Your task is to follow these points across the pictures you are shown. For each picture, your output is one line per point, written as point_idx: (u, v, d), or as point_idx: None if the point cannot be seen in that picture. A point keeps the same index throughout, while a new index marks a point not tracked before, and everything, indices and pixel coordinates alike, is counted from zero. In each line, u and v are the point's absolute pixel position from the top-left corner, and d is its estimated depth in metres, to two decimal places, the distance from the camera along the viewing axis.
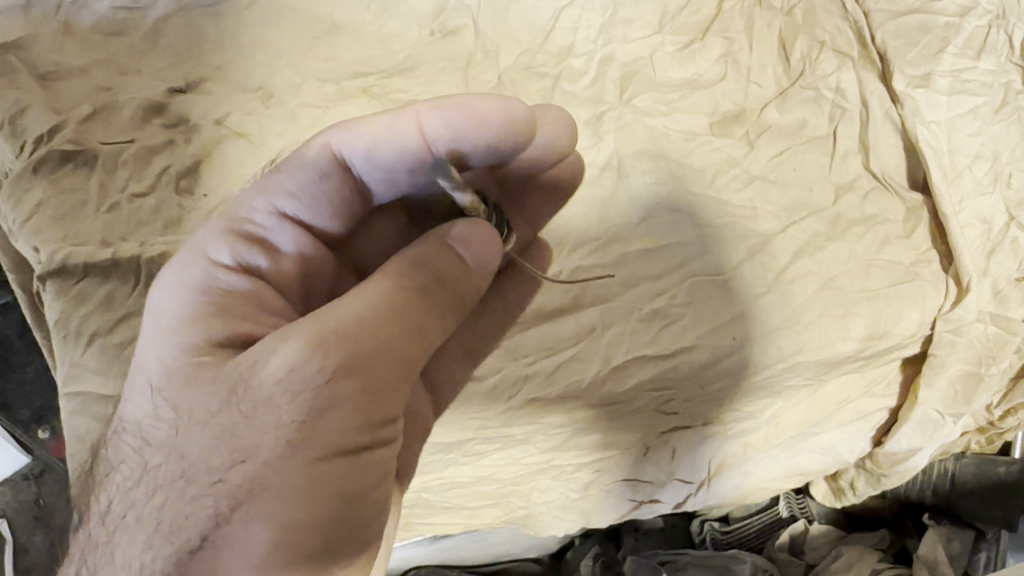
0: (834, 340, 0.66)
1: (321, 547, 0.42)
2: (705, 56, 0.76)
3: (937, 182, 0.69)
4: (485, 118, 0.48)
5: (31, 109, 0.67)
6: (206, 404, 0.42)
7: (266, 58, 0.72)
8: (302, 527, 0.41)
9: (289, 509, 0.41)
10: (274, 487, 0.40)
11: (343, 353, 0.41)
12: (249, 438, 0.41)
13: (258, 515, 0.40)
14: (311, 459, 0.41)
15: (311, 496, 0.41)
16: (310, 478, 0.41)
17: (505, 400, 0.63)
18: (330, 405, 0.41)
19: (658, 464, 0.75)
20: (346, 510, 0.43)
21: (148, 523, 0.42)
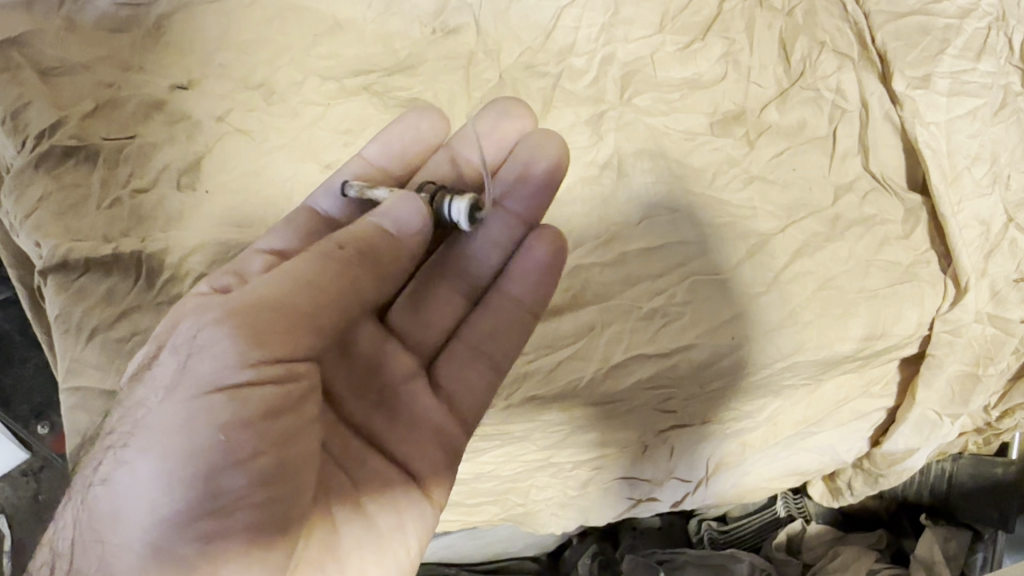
0: (833, 340, 0.66)
1: (199, 479, 0.43)
2: (705, 56, 0.76)
3: (936, 184, 0.69)
4: (403, 124, 0.63)
5: (34, 105, 0.67)
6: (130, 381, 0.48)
7: (268, 55, 0.73)
8: (176, 456, 0.43)
9: (167, 440, 0.44)
10: (155, 423, 0.44)
11: (242, 313, 0.45)
12: (145, 390, 0.46)
13: (140, 448, 0.44)
14: (189, 395, 0.44)
15: (187, 427, 0.44)
16: (186, 411, 0.44)
17: (504, 397, 0.63)
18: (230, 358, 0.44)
19: (656, 463, 0.75)
20: (234, 451, 0.44)
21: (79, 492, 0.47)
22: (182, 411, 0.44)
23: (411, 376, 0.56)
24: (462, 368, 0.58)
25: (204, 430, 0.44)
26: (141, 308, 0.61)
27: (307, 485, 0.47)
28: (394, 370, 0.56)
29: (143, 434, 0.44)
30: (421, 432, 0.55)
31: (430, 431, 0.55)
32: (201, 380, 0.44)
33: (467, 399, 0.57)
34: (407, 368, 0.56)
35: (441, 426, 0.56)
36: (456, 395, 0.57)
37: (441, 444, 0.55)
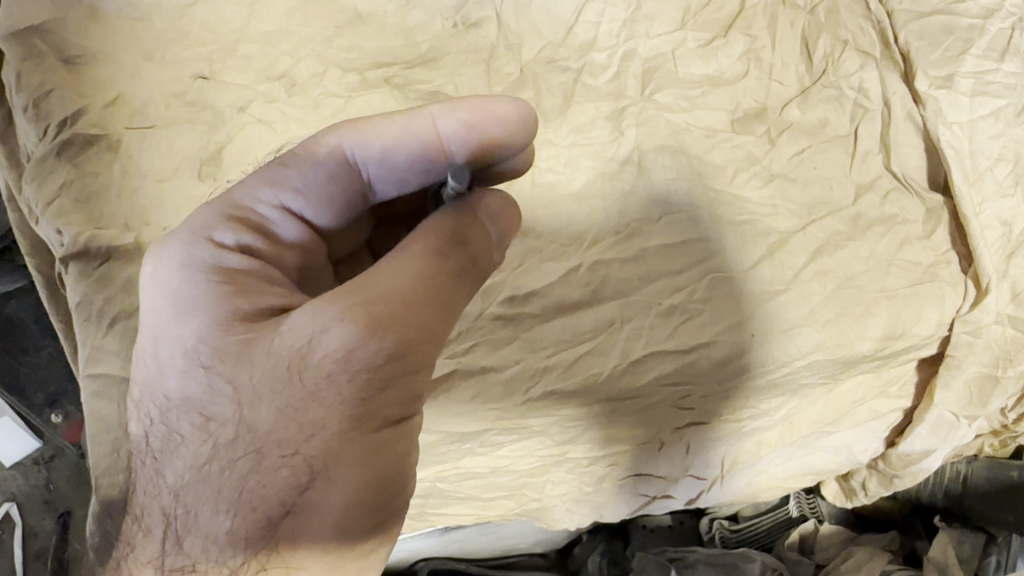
0: (851, 340, 0.66)
1: (376, 499, 0.48)
2: (726, 53, 0.76)
3: (959, 184, 0.68)
4: (496, 115, 0.49)
5: (57, 93, 0.67)
6: (264, 381, 0.45)
7: (290, 46, 0.73)
8: (366, 486, 0.47)
9: (358, 473, 0.46)
10: (343, 456, 0.46)
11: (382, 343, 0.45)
12: (319, 414, 0.45)
13: (331, 480, 0.46)
14: (370, 429, 0.46)
15: (376, 459, 0.47)
16: (370, 446, 0.47)
17: (523, 392, 0.63)
18: (370, 388, 0.45)
19: (672, 459, 0.75)
20: (399, 471, 0.49)
21: (229, 491, 0.47)
22: (323, 435, 0.45)
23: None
24: None
25: (346, 454, 0.46)
26: None
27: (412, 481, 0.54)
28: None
29: (280, 452, 0.45)
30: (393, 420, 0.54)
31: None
32: (340, 403, 0.45)
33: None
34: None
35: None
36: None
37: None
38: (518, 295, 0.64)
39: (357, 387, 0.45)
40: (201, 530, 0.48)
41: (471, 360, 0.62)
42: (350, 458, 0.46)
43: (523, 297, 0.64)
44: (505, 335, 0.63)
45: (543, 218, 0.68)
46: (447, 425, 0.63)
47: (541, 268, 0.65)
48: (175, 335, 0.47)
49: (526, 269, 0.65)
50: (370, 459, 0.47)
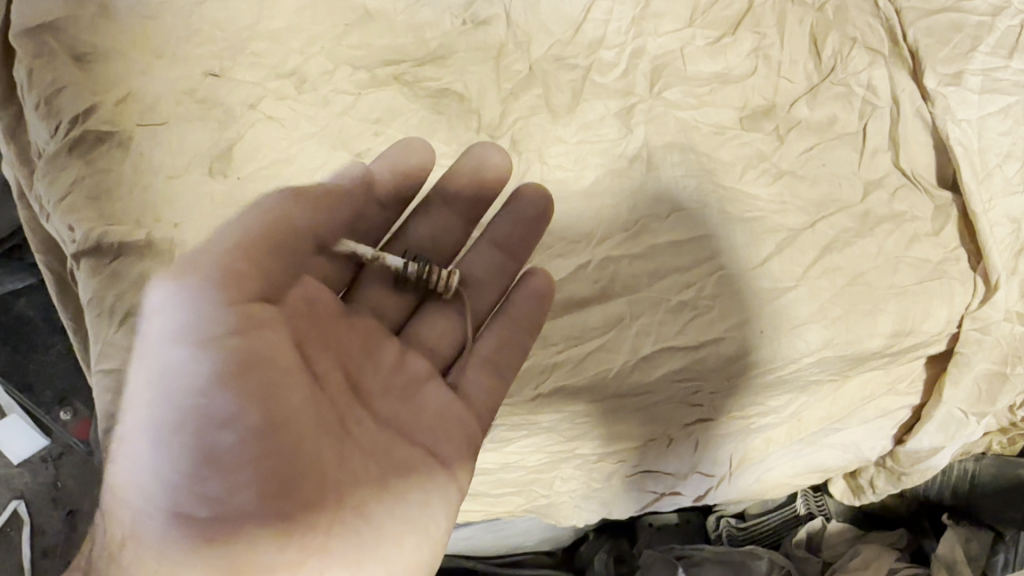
0: (861, 337, 0.66)
1: (276, 437, 0.48)
2: (735, 51, 0.76)
3: (969, 180, 0.68)
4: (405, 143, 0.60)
5: (68, 90, 0.67)
6: (162, 354, 0.48)
7: (300, 44, 0.73)
8: (261, 416, 0.48)
9: (255, 405, 0.48)
10: (237, 385, 0.48)
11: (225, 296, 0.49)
12: (203, 354, 0.48)
13: (225, 416, 0.48)
14: (249, 358, 0.49)
15: (266, 389, 0.49)
16: (256, 371, 0.49)
17: (533, 388, 0.63)
18: (237, 332, 0.49)
19: (680, 457, 0.75)
20: (288, 407, 0.50)
21: (144, 465, 0.47)
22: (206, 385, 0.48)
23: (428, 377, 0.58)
24: (474, 375, 0.59)
25: (229, 396, 0.48)
26: None
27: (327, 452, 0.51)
28: (412, 369, 0.58)
29: (169, 412, 0.48)
30: (432, 425, 0.56)
31: (445, 423, 0.56)
32: (213, 351, 0.48)
33: (482, 395, 0.58)
34: (423, 366, 0.58)
35: (461, 415, 0.57)
36: (470, 389, 0.59)
37: (462, 432, 0.57)
38: None
39: (202, 336, 0.48)
40: (123, 522, 0.47)
41: None
42: (235, 398, 0.48)
43: None
44: None
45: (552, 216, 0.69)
46: None
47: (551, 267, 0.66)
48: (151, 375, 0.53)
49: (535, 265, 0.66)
50: (257, 403, 0.48)
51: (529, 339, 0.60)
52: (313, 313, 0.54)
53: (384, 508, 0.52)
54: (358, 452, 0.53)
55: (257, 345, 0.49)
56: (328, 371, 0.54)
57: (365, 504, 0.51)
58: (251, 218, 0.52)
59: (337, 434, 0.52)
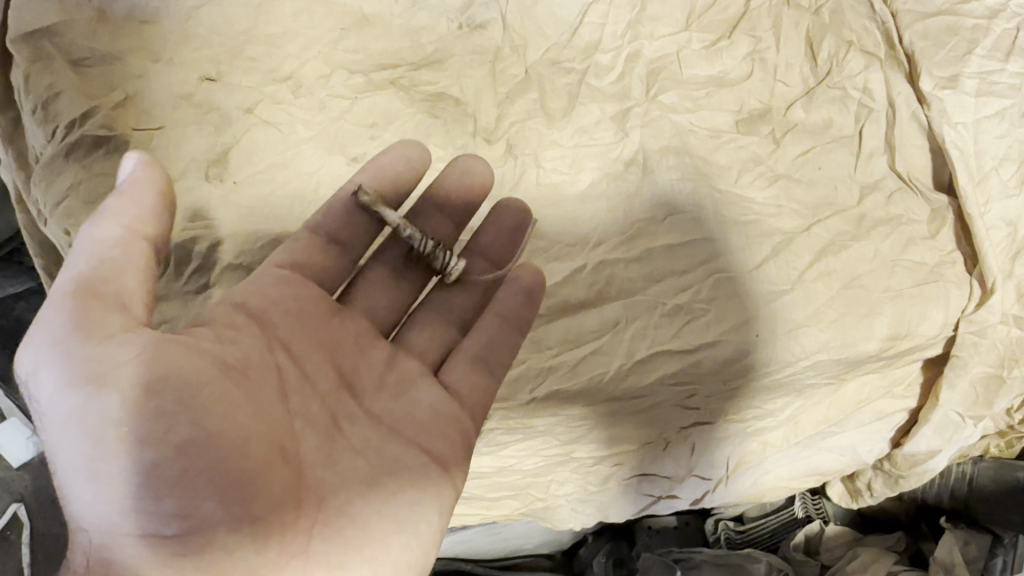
0: (857, 340, 0.66)
1: (214, 452, 0.45)
2: (731, 54, 0.77)
3: (964, 184, 0.69)
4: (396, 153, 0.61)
5: (65, 94, 0.67)
6: (58, 386, 0.44)
7: (296, 48, 0.74)
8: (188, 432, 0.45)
9: (174, 424, 0.45)
10: (145, 408, 0.44)
11: (100, 328, 0.45)
12: (97, 380, 0.44)
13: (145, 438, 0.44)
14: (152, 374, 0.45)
15: (184, 407, 0.45)
16: (166, 389, 0.45)
17: (528, 393, 0.63)
18: (133, 357, 0.45)
19: (676, 459, 0.75)
20: (214, 420, 0.46)
21: (86, 498, 0.45)
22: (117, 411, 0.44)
23: (420, 376, 0.58)
24: (464, 372, 0.58)
25: (136, 423, 0.44)
26: (169, 299, 0.62)
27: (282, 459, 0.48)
28: (404, 367, 0.58)
29: (83, 448, 0.44)
30: (417, 420, 0.55)
31: (440, 423, 0.56)
32: (108, 379, 0.44)
33: (472, 394, 0.58)
34: (414, 366, 0.58)
35: (456, 415, 0.57)
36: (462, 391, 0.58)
37: (455, 430, 0.56)
38: None
39: (93, 370, 0.44)
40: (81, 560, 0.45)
41: None
42: (152, 421, 0.44)
43: None
44: None
45: (548, 219, 0.69)
46: None
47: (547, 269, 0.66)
48: None
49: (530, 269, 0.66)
50: (192, 416, 0.46)
51: (518, 335, 0.59)
52: (298, 315, 0.55)
53: (371, 509, 0.51)
54: (346, 451, 0.52)
55: (183, 357, 0.47)
56: (317, 371, 0.54)
57: (348, 506, 0.50)
58: (98, 244, 0.47)
59: (324, 433, 0.52)
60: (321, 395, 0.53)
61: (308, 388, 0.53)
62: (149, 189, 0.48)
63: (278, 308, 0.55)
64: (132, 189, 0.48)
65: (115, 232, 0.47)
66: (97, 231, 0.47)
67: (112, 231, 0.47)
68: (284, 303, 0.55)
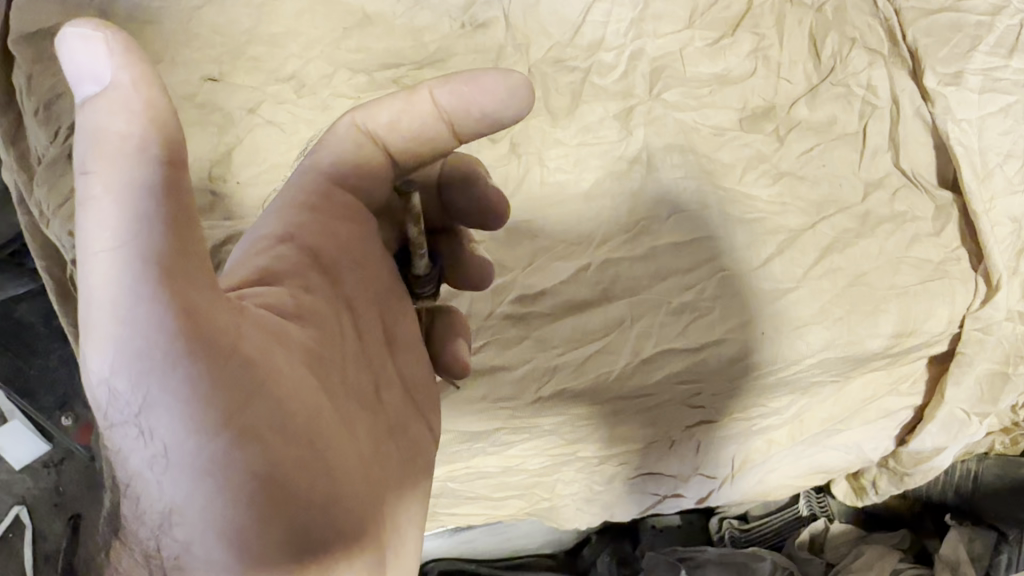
0: (863, 338, 0.66)
1: (329, 480, 0.40)
2: (734, 52, 0.76)
3: (969, 180, 0.68)
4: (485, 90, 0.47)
5: (67, 95, 0.67)
6: (172, 406, 0.35)
7: (298, 48, 0.73)
8: (306, 462, 0.39)
9: (296, 453, 0.38)
10: (265, 436, 0.37)
11: (208, 329, 0.35)
12: (212, 403, 0.35)
13: (273, 470, 0.37)
14: (267, 389, 0.37)
15: (299, 430, 0.39)
16: (286, 409, 0.38)
17: (533, 392, 0.63)
18: (251, 366, 0.37)
19: (682, 458, 0.75)
20: (321, 443, 0.40)
21: (194, 536, 0.36)
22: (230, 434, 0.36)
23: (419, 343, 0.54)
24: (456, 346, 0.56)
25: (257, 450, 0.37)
26: None
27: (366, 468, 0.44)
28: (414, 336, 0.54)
29: (193, 481, 0.36)
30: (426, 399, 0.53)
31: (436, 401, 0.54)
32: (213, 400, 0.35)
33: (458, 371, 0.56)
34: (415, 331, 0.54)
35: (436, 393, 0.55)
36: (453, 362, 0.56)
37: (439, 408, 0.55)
38: (529, 294, 0.64)
39: (205, 388, 0.35)
40: None
41: (481, 359, 0.63)
42: (273, 447, 0.37)
43: (534, 296, 0.64)
44: (515, 334, 0.63)
45: (553, 217, 0.69)
46: (456, 424, 0.63)
47: (552, 268, 0.66)
48: (87, 369, 0.35)
49: (535, 268, 0.66)
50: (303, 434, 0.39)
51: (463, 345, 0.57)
52: (350, 264, 0.49)
53: (410, 515, 0.49)
54: (391, 442, 0.48)
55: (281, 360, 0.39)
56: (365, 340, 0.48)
57: (400, 515, 0.47)
58: (131, 194, 0.33)
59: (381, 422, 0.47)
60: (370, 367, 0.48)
61: (363, 363, 0.47)
62: (133, 86, 0.33)
63: (330, 250, 0.48)
64: (144, 112, 0.33)
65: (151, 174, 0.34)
66: (119, 183, 0.33)
67: (138, 172, 0.33)
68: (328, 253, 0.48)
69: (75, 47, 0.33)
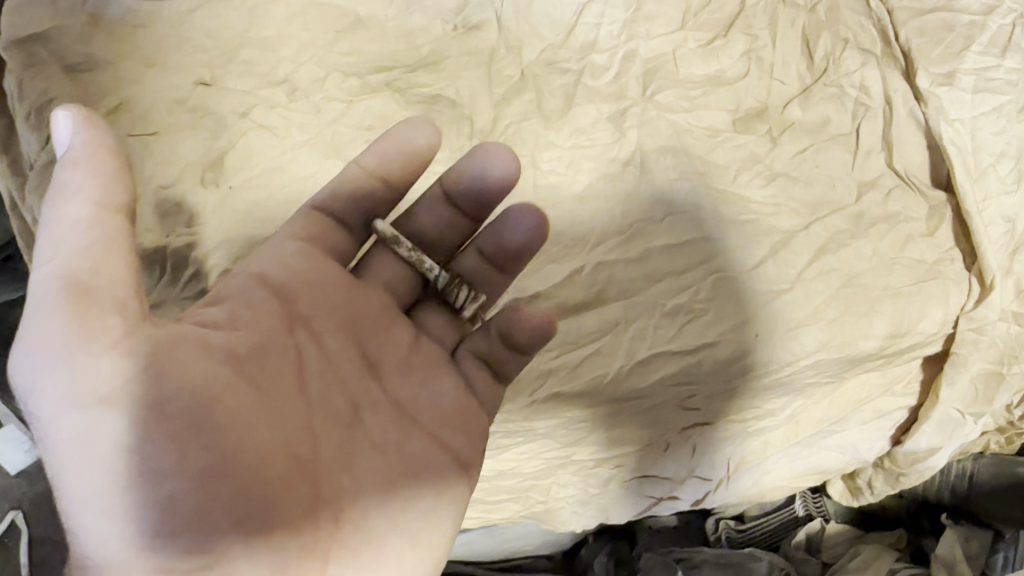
0: (857, 339, 0.66)
1: (234, 468, 0.44)
2: (727, 53, 0.76)
3: (962, 180, 0.68)
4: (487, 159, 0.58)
5: (59, 99, 0.67)
6: (77, 399, 0.41)
7: (291, 52, 0.73)
8: (211, 447, 0.43)
9: (199, 441, 0.43)
10: (165, 426, 0.42)
11: (110, 336, 0.42)
12: (115, 395, 0.42)
13: (170, 455, 0.42)
14: (171, 387, 0.43)
15: (205, 422, 0.44)
16: (190, 402, 0.43)
17: (528, 394, 0.63)
18: (148, 366, 0.43)
19: (678, 460, 0.75)
20: (233, 433, 0.44)
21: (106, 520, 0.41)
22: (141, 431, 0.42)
23: (444, 361, 0.57)
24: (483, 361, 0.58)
25: (157, 444, 0.42)
26: (166, 303, 0.62)
27: (303, 467, 0.47)
28: (428, 352, 0.57)
29: (100, 467, 0.41)
30: (437, 414, 0.54)
31: (462, 416, 0.55)
32: (123, 398, 0.42)
33: (491, 389, 0.58)
34: (437, 350, 0.58)
35: (475, 409, 0.56)
36: (480, 379, 0.58)
37: (472, 425, 0.56)
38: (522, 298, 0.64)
39: (105, 383, 0.42)
40: None
41: None
42: (173, 441, 0.42)
43: (529, 299, 0.64)
44: None
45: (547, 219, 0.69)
46: None
47: (543, 271, 0.65)
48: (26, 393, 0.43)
49: (529, 270, 0.65)
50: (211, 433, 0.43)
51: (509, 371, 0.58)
52: (323, 288, 0.54)
53: (386, 523, 0.49)
54: (367, 450, 0.51)
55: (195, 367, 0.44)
56: (341, 354, 0.53)
57: (366, 522, 0.49)
58: (69, 228, 0.43)
59: (347, 429, 0.50)
60: (345, 383, 0.52)
61: (332, 377, 0.51)
62: (100, 145, 0.44)
63: (298, 280, 0.53)
64: (108, 167, 0.44)
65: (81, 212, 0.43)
66: (58, 220, 0.43)
67: (81, 211, 0.43)
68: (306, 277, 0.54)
69: (60, 124, 0.44)
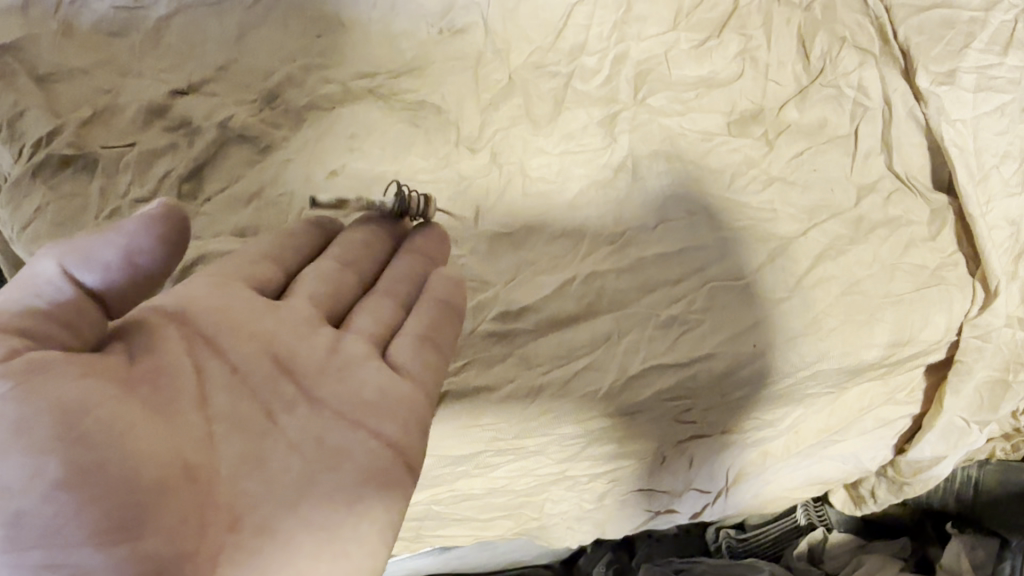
0: (857, 348, 0.63)
1: (106, 476, 0.38)
2: (721, 53, 0.74)
3: (965, 182, 0.66)
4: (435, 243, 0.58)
5: (31, 112, 0.65)
6: None
7: (268, 56, 0.71)
8: (82, 454, 0.38)
9: (68, 450, 0.37)
10: (38, 437, 0.37)
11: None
12: None
13: (41, 467, 0.37)
14: (43, 395, 0.38)
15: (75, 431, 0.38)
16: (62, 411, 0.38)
17: (520, 411, 0.61)
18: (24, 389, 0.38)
19: (674, 474, 0.72)
20: (109, 441, 0.39)
21: None
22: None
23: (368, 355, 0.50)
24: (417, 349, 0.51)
25: (12, 457, 0.37)
26: None
27: (184, 481, 0.41)
28: (348, 350, 0.49)
29: None
30: (359, 406, 0.48)
31: (392, 402, 0.48)
32: None
33: (424, 374, 0.50)
34: (362, 350, 0.50)
35: (408, 394, 0.49)
36: (412, 368, 0.50)
37: (412, 413, 0.48)
38: (511, 311, 0.61)
39: None
40: None
41: (463, 379, 0.60)
42: (36, 451, 0.37)
43: (516, 313, 0.61)
44: (498, 352, 0.61)
45: (537, 227, 0.66)
46: (438, 446, 0.61)
47: (534, 283, 0.63)
48: None
49: (520, 283, 0.63)
50: (85, 444, 0.38)
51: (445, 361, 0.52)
52: (222, 308, 0.47)
53: (298, 520, 0.43)
54: (275, 449, 0.45)
55: (76, 377, 0.39)
56: (244, 362, 0.47)
57: (270, 524, 0.43)
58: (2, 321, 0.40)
59: (248, 436, 0.44)
60: (250, 388, 0.46)
61: (233, 384, 0.46)
62: (158, 262, 0.42)
63: (195, 301, 0.47)
64: (126, 275, 0.42)
65: (61, 283, 0.41)
66: (41, 258, 0.42)
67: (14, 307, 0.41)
68: (206, 303, 0.47)
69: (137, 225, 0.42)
